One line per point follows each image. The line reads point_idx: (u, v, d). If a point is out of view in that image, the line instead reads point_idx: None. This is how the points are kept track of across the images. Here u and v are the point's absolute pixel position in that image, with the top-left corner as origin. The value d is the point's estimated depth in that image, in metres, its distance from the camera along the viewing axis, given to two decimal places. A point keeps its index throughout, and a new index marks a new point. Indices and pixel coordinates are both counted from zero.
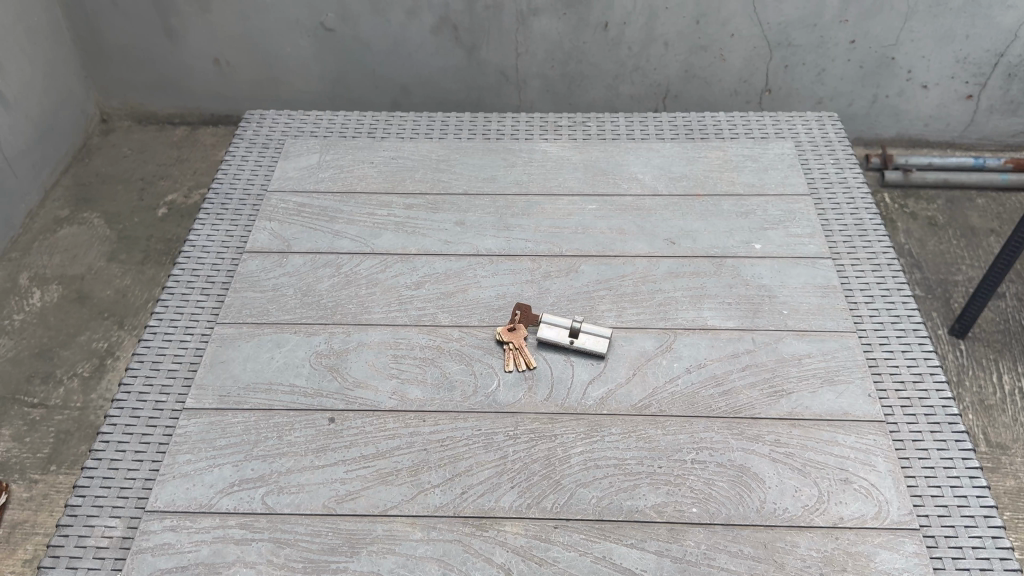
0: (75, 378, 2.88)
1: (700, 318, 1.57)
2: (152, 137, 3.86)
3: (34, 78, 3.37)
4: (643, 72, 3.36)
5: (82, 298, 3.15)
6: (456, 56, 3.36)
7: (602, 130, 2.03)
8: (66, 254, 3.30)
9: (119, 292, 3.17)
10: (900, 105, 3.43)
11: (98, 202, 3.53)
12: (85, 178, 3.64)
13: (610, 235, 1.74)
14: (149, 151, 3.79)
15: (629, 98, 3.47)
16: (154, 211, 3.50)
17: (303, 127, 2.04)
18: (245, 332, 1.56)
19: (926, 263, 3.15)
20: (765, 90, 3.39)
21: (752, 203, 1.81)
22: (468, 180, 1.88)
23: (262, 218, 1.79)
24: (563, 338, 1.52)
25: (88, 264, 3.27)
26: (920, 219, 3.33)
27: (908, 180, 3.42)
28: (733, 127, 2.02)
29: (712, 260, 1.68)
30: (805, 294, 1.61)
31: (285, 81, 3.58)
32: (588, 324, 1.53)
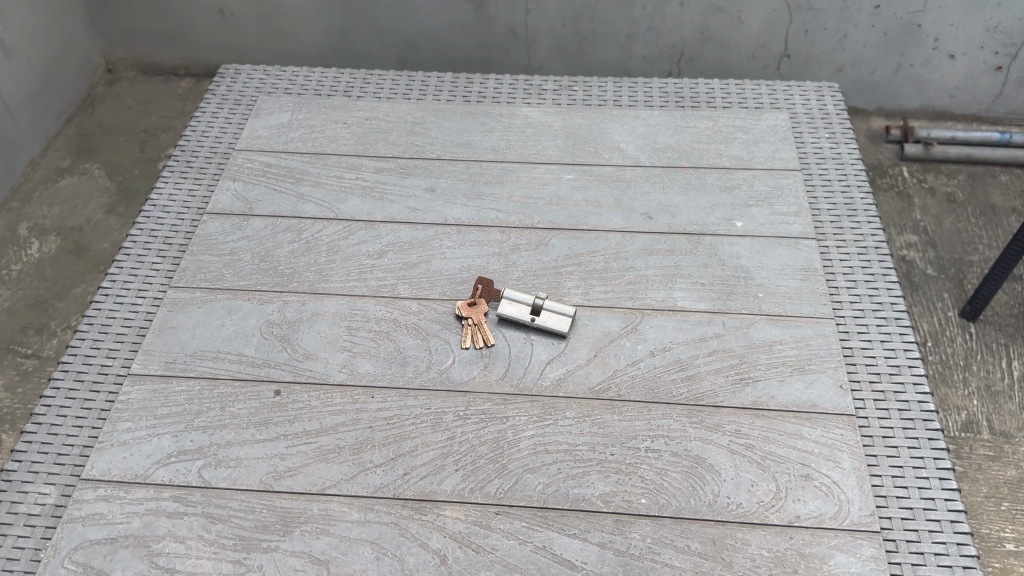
0: (68, 331, 2.86)
1: (670, 299, 1.50)
2: (158, 89, 3.79)
3: (37, 26, 3.32)
4: (658, 33, 3.23)
5: (79, 250, 3.13)
6: (464, 11, 3.25)
7: (588, 95, 1.93)
8: (64, 205, 3.28)
9: (115, 245, 3.14)
10: (923, 77, 3.29)
11: (99, 154, 3.48)
12: (87, 129, 3.59)
13: (584, 209, 1.67)
14: (154, 103, 3.73)
15: (642, 59, 3.35)
16: (153, 164, 3.46)
17: (277, 84, 1.97)
18: (198, 297, 1.52)
19: (941, 242, 3.03)
20: (783, 56, 3.26)
21: (738, 177, 1.72)
22: (443, 145, 1.81)
23: (227, 179, 1.74)
24: (524, 316, 1.45)
25: (86, 216, 3.25)
26: (937, 195, 3.20)
27: (930, 153, 3.28)
28: (727, 96, 1.92)
29: (690, 238, 1.60)
30: (784, 276, 1.53)
31: (290, 37, 3.51)
32: (551, 301, 1.47)
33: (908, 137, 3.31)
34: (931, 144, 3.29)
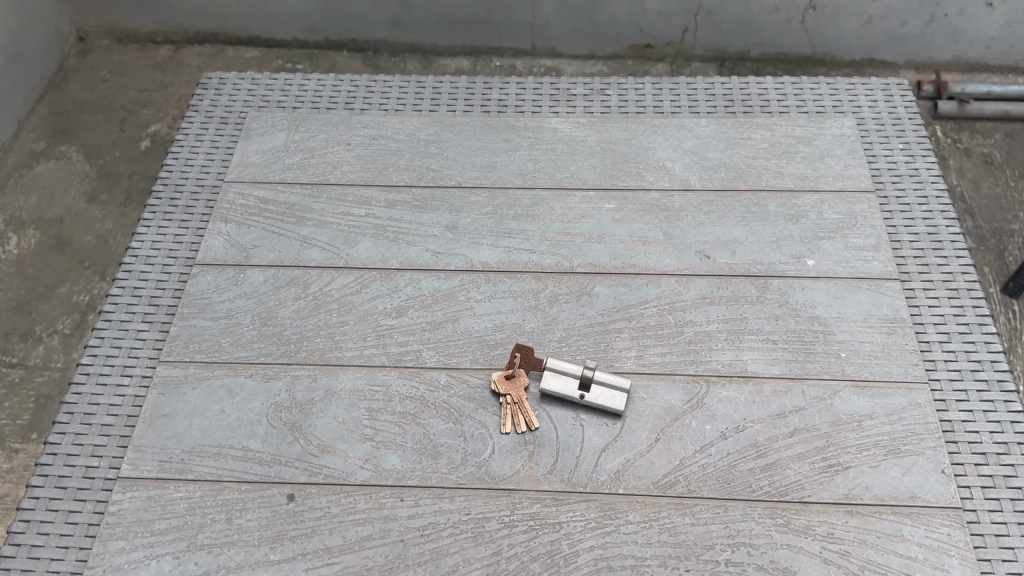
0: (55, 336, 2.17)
1: (738, 363, 1.30)
2: (111, 53, 2.90)
3: None
4: None
5: (62, 246, 2.35)
6: None
7: (625, 100, 1.69)
8: (50, 193, 2.47)
9: (100, 237, 2.38)
10: (959, 25, 2.59)
11: (75, 131, 2.64)
12: (59, 105, 2.72)
13: (630, 246, 1.45)
14: (129, 73, 2.83)
15: (657, 14, 2.64)
16: (134, 143, 2.61)
17: (268, 96, 1.73)
18: (193, 375, 1.32)
19: (978, 210, 2.35)
20: (808, 9, 2.58)
21: (804, 203, 1.50)
22: (463, 169, 1.58)
23: (217, 220, 1.52)
24: (572, 392, 1.26)
25: (74, 204, 2.44)
26: (973, 155, 2.49)
27: (966, 110, 2.57)
28: (783, 97, 1.68)
29: (755, 282, 1.39)
30: (867, 329, 1.33)
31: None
32: (601, 373, 1.27)
33: (942, 94, 2.58)
34: (967, 100, 2.58)
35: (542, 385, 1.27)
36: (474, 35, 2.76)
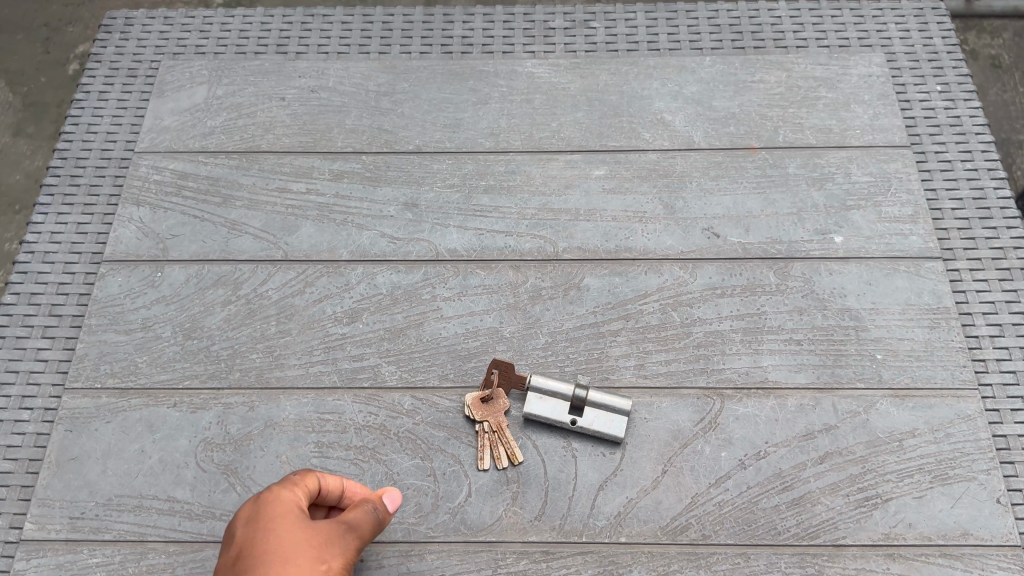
0: None
1: (757, 371, 1.10)
2: None
3: None
4: None
5: None
6: None
7: (613, 34, 1.42)
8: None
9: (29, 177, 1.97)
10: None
11: None
12: None
13: (624, 224, 1.22)
14: None
15: None
16: (60, 65, 2.10)
17: (184, 39, 1.44)
18: (106, 406, 1.10)
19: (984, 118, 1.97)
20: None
21: (828, 162, 1.27)
22: (423, 129, 1.32)
23: (127, 203, 1.26)
24: (562, 416, 1.05)
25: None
26: (978, 59, 2.05)
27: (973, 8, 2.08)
28: (800, 28, 1.42)
29: (774, 266, 1.18)
30: (906, 322, 1.13)
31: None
32: (595, 392, 1.06)
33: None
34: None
35: (527, 408, 1.05)
36: None
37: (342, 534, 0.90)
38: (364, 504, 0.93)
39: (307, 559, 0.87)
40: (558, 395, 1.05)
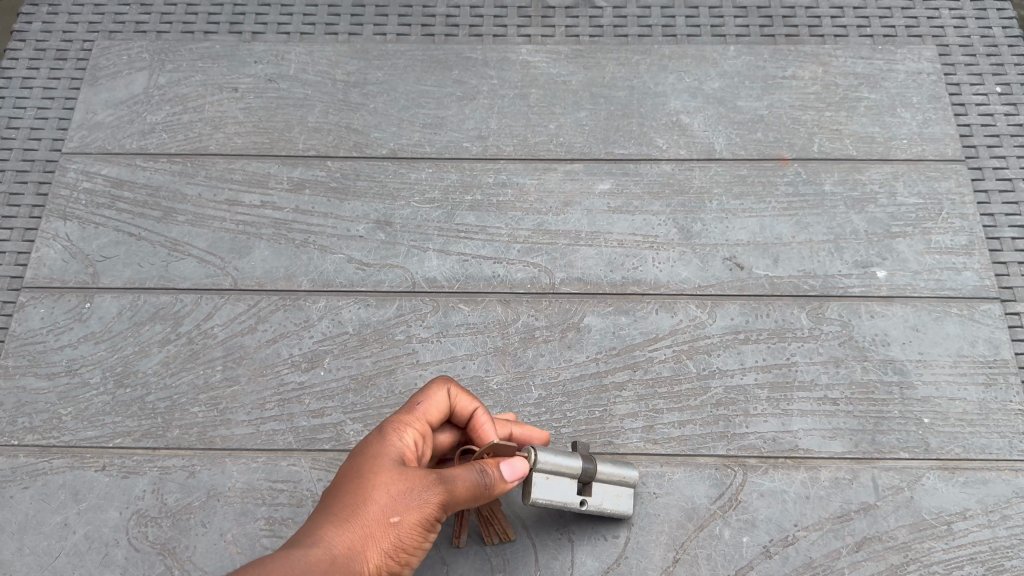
0: None
1: (786, 437, 0.94)
2: None
3: None
4: None
5: None
6: None
7: (623, 16, 1.23)
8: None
9: None
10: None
11: None
12: None
13: (632, 250, 1.04)
14: None
15: None
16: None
17: (122, 13, 1.24)
18: (22, 468, 0.94)
19: None
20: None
21: (870, 180, 1.09)
22: (398, 129, 1.13)
23: (52, 216, 1.08)
24: (569, 498, 0.85)
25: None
26: None
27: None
28: (839, 12, 1.24)
29: (807, 306, 1.01)
30: (960, 379, 0.97)
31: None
32: (604, 463, 0.88)
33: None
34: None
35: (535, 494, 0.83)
36: None
37: (434, 487, 0.76)
38: (478, 465, 0.77)
39: (387, 502, 0.75)
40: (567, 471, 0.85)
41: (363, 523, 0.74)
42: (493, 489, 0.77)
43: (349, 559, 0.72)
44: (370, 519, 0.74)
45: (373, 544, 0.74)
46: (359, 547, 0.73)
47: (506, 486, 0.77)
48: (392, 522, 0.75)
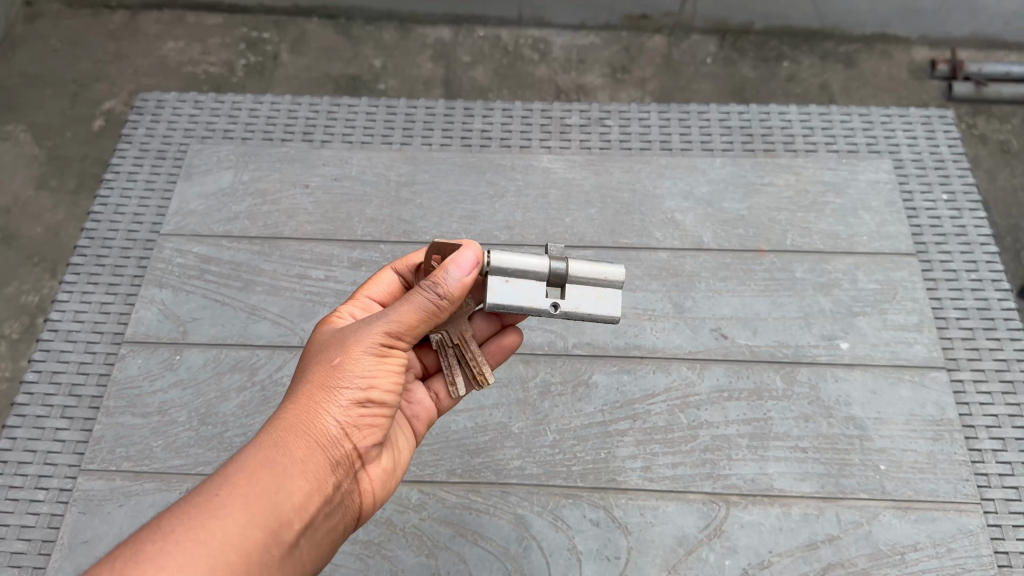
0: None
1: (763, 478, 1.11)
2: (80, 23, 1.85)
3: None
4: None
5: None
6: None
7: (627, 134, 1.48)
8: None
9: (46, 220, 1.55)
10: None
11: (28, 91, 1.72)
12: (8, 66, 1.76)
13: (634, 321, 1.24)
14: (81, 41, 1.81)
15: None
16: (87, 121, 1.70)
17: (213, 124, 1.51)
18: (119, 490, 1.12)
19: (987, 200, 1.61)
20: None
21: (837, 269, 1.30)
22: (439, 220, 1.35)
23: (151, 284, 1.30)
24: (539, 302, 0.80)
25: (21, 192, 1.58)
26: (986, 143, 1.69)
27: (981, 93, 1.74)
28: (809, 132, 1.49)
29: (781, 370, 1.20)
30: (913, 434, 1.14)
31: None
32: (577, 263, 0.81)
33: (955, 75, 1.77)
34: (984, 80, 1.76)
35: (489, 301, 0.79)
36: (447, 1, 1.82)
37: (374, 321, 0.78)
38: (424, 283, 0.77)
39: (325, 359, 0.77)
40: (527, 274, 0.80)
41: (308, 384, 0.76)
42: (449, 293, 0.77)
43: (304, 419, 0.73)
44: (312, 378, 0.76)
45: (326, 393, 0.75)
46: (310, 404, 0.74)
47: (460, 281, 0.77)
48: (336, 365, 0.76)
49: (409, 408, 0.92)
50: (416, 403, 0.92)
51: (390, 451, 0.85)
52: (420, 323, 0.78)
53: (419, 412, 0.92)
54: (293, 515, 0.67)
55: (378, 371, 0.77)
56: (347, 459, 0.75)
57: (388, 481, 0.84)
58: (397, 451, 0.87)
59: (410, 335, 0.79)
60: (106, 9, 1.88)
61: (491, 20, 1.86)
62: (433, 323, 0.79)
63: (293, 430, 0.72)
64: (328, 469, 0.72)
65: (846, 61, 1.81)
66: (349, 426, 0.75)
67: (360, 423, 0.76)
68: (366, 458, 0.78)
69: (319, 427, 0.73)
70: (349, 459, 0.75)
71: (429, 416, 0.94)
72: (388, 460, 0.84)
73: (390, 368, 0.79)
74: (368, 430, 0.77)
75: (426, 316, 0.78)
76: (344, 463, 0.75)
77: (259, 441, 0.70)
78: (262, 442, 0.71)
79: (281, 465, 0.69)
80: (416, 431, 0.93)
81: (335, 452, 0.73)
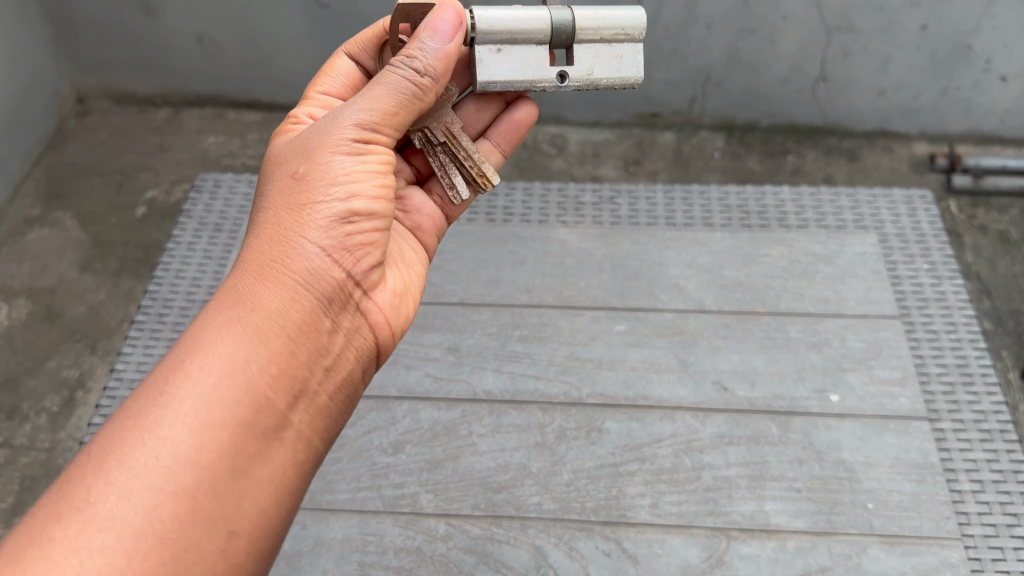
0: (35, 420, 1.42)
1: (760, 515, 1.21)
2: (134, 120, 2.05)
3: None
4: (684, 58, 1.83)
5: (50, 317, 1.57)
6: None
7: (636, 212, 1.65)
8: (40, 262, 1.67)
9: (92, 299, 1.60)
10: (976, 97, 1.86)
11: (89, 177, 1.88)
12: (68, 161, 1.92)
13: (642, 373, 1.37)
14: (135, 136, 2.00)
15: (664, 86, 1.90)
16: (130, 208, 1.81)
17: None
18: None
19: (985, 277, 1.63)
20: (818, 81, 1.86)
21: (827, 330, 1.43)
22: (466, 284, 1.50)
23: None
24: (546, 70, 0.94)
25: (65, 274, 1.65)
26: (986, 234, 1.72)
27: (979, 185, 1.81)
28: (802, 211, 1.65)
29: (776, 419, 1.31)
30: (897, 476, 1.25)
31: (80, 31, 1.93)
32: (584, 14, 0.92)
33: (954, 167, 1.85)
34: (982, 173, 1.83)
35: (484, 76, 0.92)
36: None
37: (346, 117, 0.85)
38: (399, 63, 0.86)
39: (304, 170, 0.84)
40: (527, 36, 0.92)
41: (280, 215, 0.81)
42: (422, 67, 0.86)
43: (277, 261, 0.79)
44: (283, 203, 0.82)
45: (302, 221, 0.81)
46: (284, 242, 0.80)
47: (445, 52, 0.86)
48: (310, 185, 0.82)
49: (412, 219, 1.03)
50: (419, 213, 1.04)
51: (400, 274, 0.94)
52: (398, 105, 0.87)
53: (424, 221, 1.04)
54: (273, 376, 0.73)
55: (362, 169, 0.85)
56: (342, 287, 0.82)
57: (404, 313, 0.91)
58: (405, 274, 0.95)
59: (390, 121, 0.87)
60: (151, 105, 2.09)
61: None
62: (414, 103, 0.88)
63: (260, 281, 0.77)
64: (313, 309, 0.79)
65: (849, 156, 1.94)
66: (337, 250, 0.82)
67: (351, 245, 0.83)
68: (366, 282, 0.85)
69: (299, 262, 0.79)
70: (344, 289, 0.82)
71: (433, 217, 1.05)
72: (397, 284, 0.91)
73: (377, 163, 0.86)
74: (366, 251, 0.84)
75: (401, 92, 0.86)
76: (338, 298, 0.81)
77: (241, 292, 0.76)
78: (228, 302, 0.76)
79: (251, 319, 0.75)
80: (426, 229, 1.04)
81: (320, 289, 0.80)
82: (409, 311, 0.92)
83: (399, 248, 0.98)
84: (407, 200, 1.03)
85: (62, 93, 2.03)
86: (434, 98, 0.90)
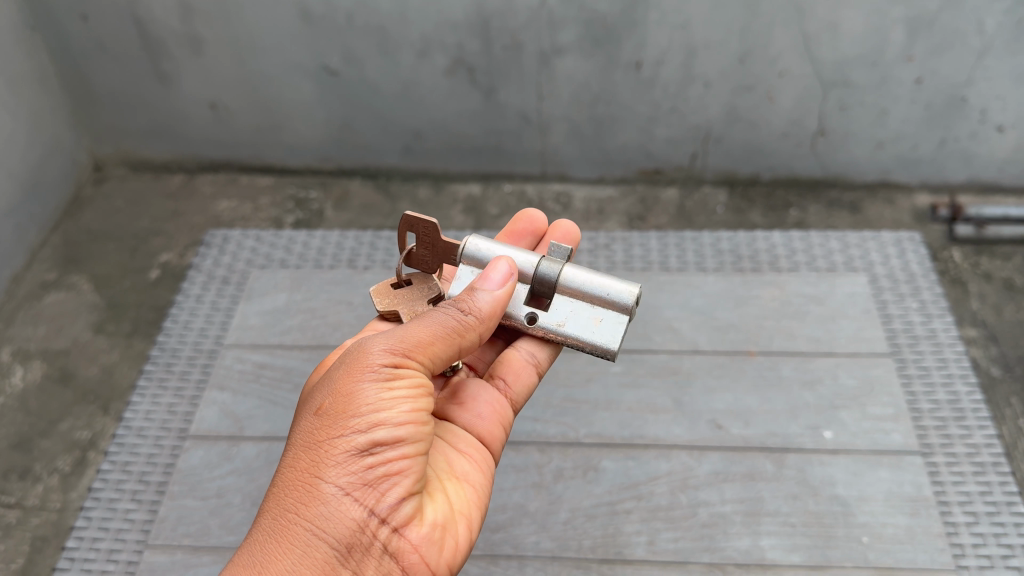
0: (48, 478, 1.45)
1: (756, 550, 1.22)
2: (149, 185, 2.14)
3: (16, 133, 1.82)
4: (682, 116, 1.89)
5: (66, 379, 1.61)
6: (471, 98, 1.90)
7: (630, 258, 1.70)
8: (55, 324, 1.73)
9: (104, 361, 1.65)
10: (974, 147, 1.88)
11: (102, 240, 1.96)
12: (85, 227, 2.00)
13: (639, 414, 1.39)
14: (149, 201, 2.09)
15: (666, 143, 1.96)
16: (145, 270, 1.88)
17: (270, 254, 1.83)
18: (180, 562, 1.29)
19: (995, 323, 1.61)
20: (817, 134, 1.90)
21: (819, 368, 1.45)
22: None
23: (213, 387, 1.53)
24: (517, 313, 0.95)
25: (79, 336, 1.70)
26: (990, 280, 1.72)
27: (982, 234, 1.81)
28: (794, 254, 1.69)
29: (771, 455, 1.33)
30: (889, 510, 1.26)
31: (100, 102, 2.03)
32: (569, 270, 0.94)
33: (956, 217, 1.85)
34: (984, 223, 1.82)
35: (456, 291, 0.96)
36: (482, 163, 2.06)
37: (371, 342, 0.82)
38: (446, 304, 0.87)
39: (326, 403, 0.79)
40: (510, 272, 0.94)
41: (298, 456, 0.77)
42: (470, 311, 0.86)
43: (292, 509, 0.74)
44: (307, 442, 0.77)
45: (320, 459, 0.75)
46: (301, 489, 0.74)
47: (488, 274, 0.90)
48: (328, 421, 0.77)
49: (470, 410, 0.93)
50: (476, 402, 0.94)
51: (445, 502, 0.81)
52: (435, 335, 0.83)
53: (485, 411, 0.94)
54: None
55: (387, 394, 0.78)
56: (361, 529, 0.73)
57: (447, 549, 0.79)
58: (455, 496, 0.84)
59: (422, 346, 0.82)
60: (166, 171, 2.18)
61: (518, 174, 2.09)
62: (456, 336, 0.85)
63: (275, 542, 0.72)
64: (325, 559, 0.71)
65: (851, 208, 1.96)
66: (354, 487, 0.74)
67: (374, 480, 0.74)
68: (393, 517, 0.74)
69: (315, 506, 0.73)
70: (364, 530, 0.73)
71: (495, 409, 0.95)
72: (440, 515, 0.79)
73: (406, 389, 0.80)
74: (390, 483, 0.75)
75: (438, 323, 0.84)
76: (356, 541, 0.72)
77: (259, 553, 0.72)
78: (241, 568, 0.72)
79: None
80: (489, 429, 0.93)
81: (332, 536, 0.72)
82: (455, 543, 0.80)
83: (447, 460, 0.87)
84: (461, 393, 0.95)
85: (81, 161, 2.12)
86: (476, 340, 0.88)
